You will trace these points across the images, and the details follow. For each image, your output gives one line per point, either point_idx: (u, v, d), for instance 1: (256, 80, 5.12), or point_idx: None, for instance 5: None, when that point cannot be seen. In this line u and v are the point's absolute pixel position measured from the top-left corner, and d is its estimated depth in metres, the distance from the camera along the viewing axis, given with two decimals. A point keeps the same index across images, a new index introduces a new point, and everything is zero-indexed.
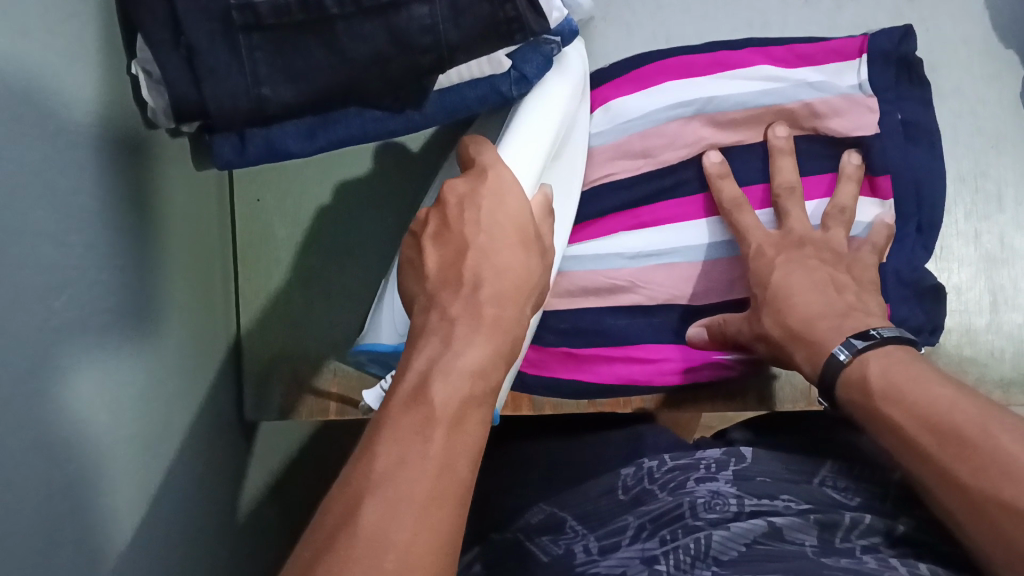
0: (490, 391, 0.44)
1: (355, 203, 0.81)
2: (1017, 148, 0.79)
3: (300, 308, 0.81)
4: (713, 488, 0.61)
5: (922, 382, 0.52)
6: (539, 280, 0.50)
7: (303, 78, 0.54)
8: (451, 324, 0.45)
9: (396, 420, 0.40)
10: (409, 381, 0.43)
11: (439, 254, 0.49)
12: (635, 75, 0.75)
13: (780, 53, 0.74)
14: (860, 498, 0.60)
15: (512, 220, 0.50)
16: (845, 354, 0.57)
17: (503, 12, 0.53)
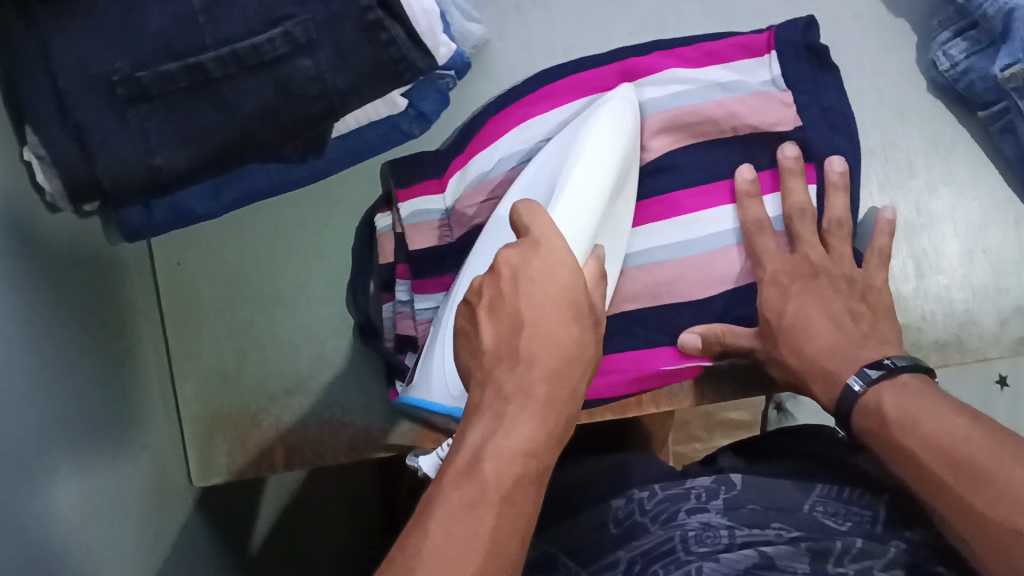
0: (542, 471, 0.43)
1: (266, 241, 0.74)
2: (920, 115, 0.72)
3: (231, 360, 0.74)
4: (704, 521, 0.62)
5: (937, 414, 0.53)
6: (593, 355, 0.47)
7: (198, 141, 0.53)
8: (502, 402, 0.44)
9: (446, 501, 0.40)
10: (461, 460, 0.42)
11: (494, 327, 0.47)
12: (549, 90, 0.72)
13: (690, 53, 0.73)
14: (852, 523, 0.60)
15: (564, 295, 0.46)
16: (859, 386, 0.58)
17: (388, 54, 0.53)
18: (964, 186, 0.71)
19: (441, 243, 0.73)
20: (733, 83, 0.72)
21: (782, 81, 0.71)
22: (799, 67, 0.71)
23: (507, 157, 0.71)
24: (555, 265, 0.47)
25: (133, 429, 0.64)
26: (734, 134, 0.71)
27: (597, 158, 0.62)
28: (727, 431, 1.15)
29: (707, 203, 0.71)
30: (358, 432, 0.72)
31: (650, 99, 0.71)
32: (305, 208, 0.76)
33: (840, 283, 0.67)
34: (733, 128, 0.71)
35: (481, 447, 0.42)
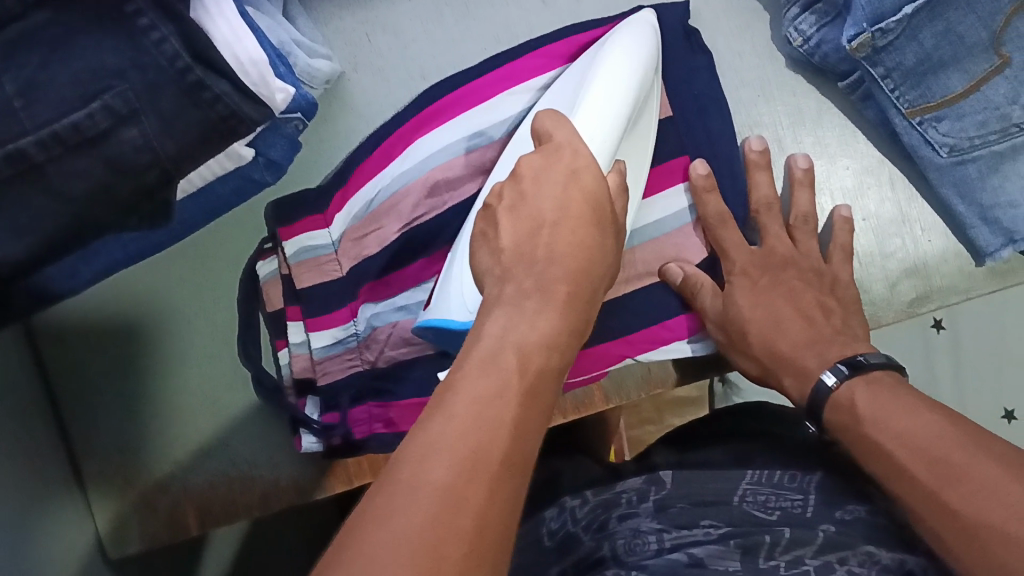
0: (561, 369, 0.42)
1: (154, 315, 0.73)
2: (782, 90, 0.72)
3: (133, 433, 0.72)
4: (635, 527, 0.59)
5: (912, 411, 0.52)
6: (610, 261, 0.48)
7: (32, 229, 0.51)
8: (519, 300, 0.43)
9: (469, 383, 0.38)
10: (479, 350, 0.40)
11: (514, 226, 0.46)
12: (427, 114, 0.69)
13: (557, 50, 0.70)
14: (782, 509, 0.58)
15: (589, 194, 0.47)
16: (833, 380, 0.57)
17: (216, 113, 0.51)
18: (835, 154, 0.71)
19: (330, 279, 0.71)
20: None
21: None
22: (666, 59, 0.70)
23: (389, 184, 0.68)
24: (578, 165, 0.47)
25: (45, 518, 0.63)
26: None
27: (619, 59, 0.61)
28: (678, 409, 1.12)
29: None
30: (268, 485, 0.72)
31: (527, 107, 0.68)
32: (186, 267, 0.74)
33: (808, 274, 0.66)
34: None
35: (500, 338, 0.40)
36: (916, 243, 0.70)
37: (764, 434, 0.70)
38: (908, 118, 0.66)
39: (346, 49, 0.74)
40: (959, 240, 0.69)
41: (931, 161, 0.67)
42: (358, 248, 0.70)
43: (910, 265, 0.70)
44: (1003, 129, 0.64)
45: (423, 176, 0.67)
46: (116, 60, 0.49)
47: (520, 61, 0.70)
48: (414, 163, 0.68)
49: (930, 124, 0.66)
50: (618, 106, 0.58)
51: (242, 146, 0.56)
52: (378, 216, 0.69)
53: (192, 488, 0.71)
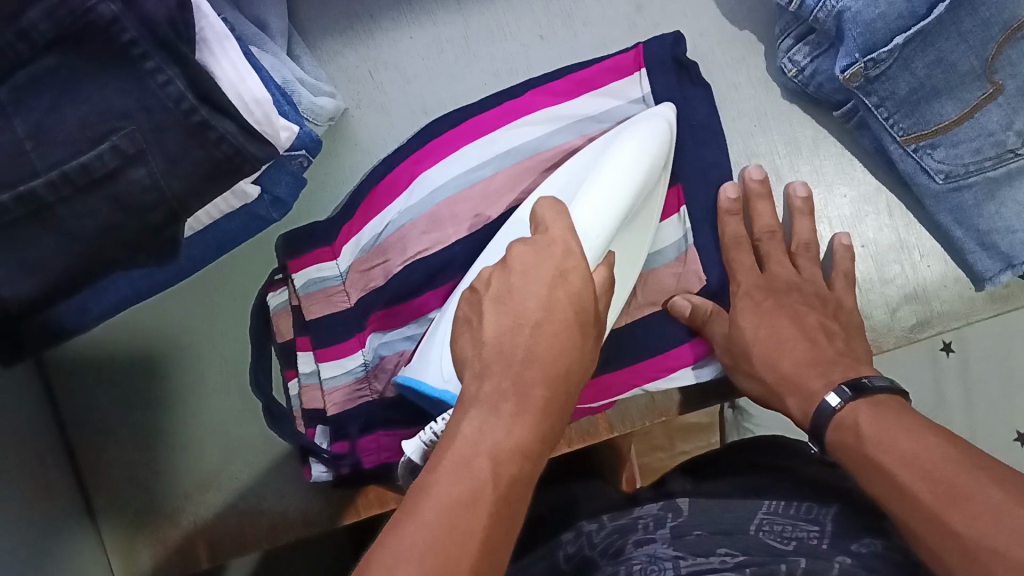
0: (532, 471, 0.43)
1: (167, 348, 0.75)
2: (778, 120, 0.73)
3: (144, 467, 0.73)
4: (651, 554, 0.58)
5: (916, 434, 0.52)
6: (590, 363, 0.49)
7: (43, 267, 0.52)
8: (495, 403, 0.44)
9: (437, 491, 0.40)
10: (454, 454, 0.42)
11: (496, 320, 0.48)
12: (433, 147, 0.70)
13: (561, 85, 0.72)
14: (798, 539, 0.57)
15: (575, 301, 0.48)
16: (838, 401, 0.57)
17: (221, 152, 0.53)
18: (833, 183, 0.72)
19: (338, 309, 0.72)
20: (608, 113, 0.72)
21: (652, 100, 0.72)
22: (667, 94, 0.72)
23: (397, 218, 0.70)
24: (565, 265, 0.49)
25: (59, 552, 0.64)
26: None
27: (629, 148, 0.63)
28: (688, 436, 1.12)
29: None
30: (276, 518, 0.72)
31: (525, 142, 0.70)
32: (195, 301, 0.75)
33: (813, 299, 0.67)
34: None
35: (473, 443, 0.42)
36: (914, 268, 0.71)
37: (779, 469, 0.70)
38: (903, 145, 0.67)
39: (348, 87, 0.75)
40: (958, 265, 0.70)
41: (927, 188, 0.67)
42: (365, 280, 0.72)
43: (909, 290, 0.70)
44: (997, 155, 0.65)
45: (430, 208, 0.69)
46: (122, 102, 0.50)
47: (525, 96, 0.72)
48: (420, 198, 0.69)
49: (926, 151, 0.67)
50: (616, 201, 0.60)
51: (248, 183, 0.58)
52: (384, 249, 0.70)
53: (203, 521, 0.72)
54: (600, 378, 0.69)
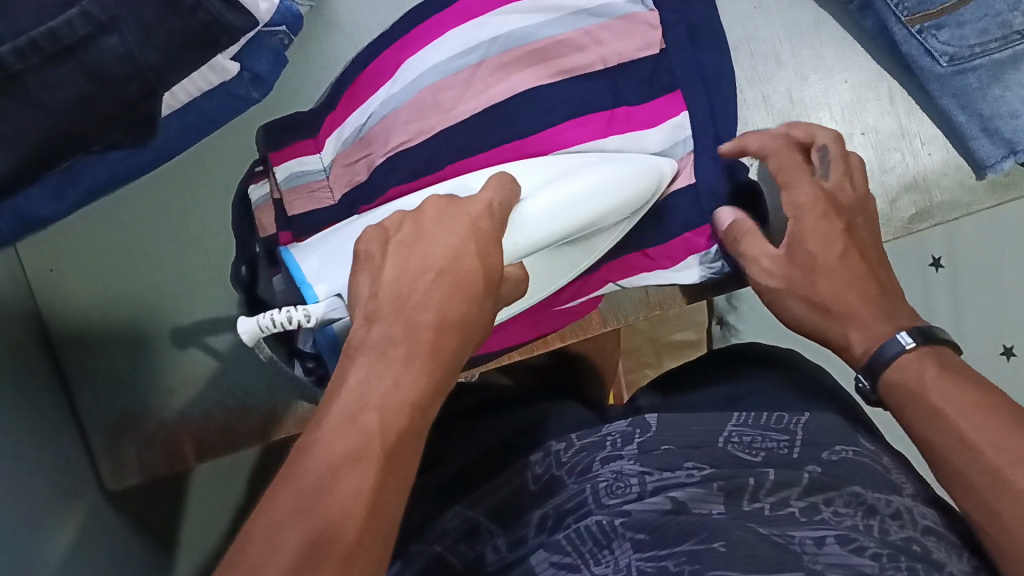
0: (424, 426, 0.45)
1: (150, 243, 0.72)
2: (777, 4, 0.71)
3: (128, 364, 0.71)
4: (618, 469, 0.57)
5: (981, 390, 0.51)
6: (484, 326, 0.50)
7: (14, 142, 0.49)
8: (383, 352, 0.45)
9: (329, 446, 0.41)
10: (341, 405, 0.43)
11: (397, 265, 0.49)
12: (419, 32, 0.66)
13: None
14: (767, 451, 0.58)
15: (441, 255, 0.49)
16: (908, 342, 0.55)
17: (199, 20, 0.50)
18: (834, 69, 0.70)
19: (322, 206, 0.68)
20: (602, 6, 0.68)
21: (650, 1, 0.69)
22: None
23: (381, 106, 0.66)
24: (475, 216, 0.51)
25: (39, 453, 0.62)
26: (603, 65, 0.67)
27: (609, 184, 0.58)
28: (677, 353, 1.08)
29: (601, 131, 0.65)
30: (265, 415, 0.71)
31: (512, 31, 0.66)
32: (173, 196, 0.73)
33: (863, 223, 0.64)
34: (600, 57, 0.67)
35: (363, 395, 0.43)
36: (915, 157, 0.69)
37: (753, 378, 0.70)
38: (907, 26, 0.65)
39: None
40: (959, 153, 0.69)
41: (931, 72, 0.66)
42: (350, 175, 0.67)
43: (909, 179, 0.69)
44: (1003, 37, 0.63)
45: (414, 95, 0.65)
46: None
47: None
48: (405, 83, 0.65)
49: (931, 32, 0.65)
50: (569, 213, 0.56)
51: (226, 59, 0.55)
52: (367, 141, 0.66)
53: (188, 417, 0.71)
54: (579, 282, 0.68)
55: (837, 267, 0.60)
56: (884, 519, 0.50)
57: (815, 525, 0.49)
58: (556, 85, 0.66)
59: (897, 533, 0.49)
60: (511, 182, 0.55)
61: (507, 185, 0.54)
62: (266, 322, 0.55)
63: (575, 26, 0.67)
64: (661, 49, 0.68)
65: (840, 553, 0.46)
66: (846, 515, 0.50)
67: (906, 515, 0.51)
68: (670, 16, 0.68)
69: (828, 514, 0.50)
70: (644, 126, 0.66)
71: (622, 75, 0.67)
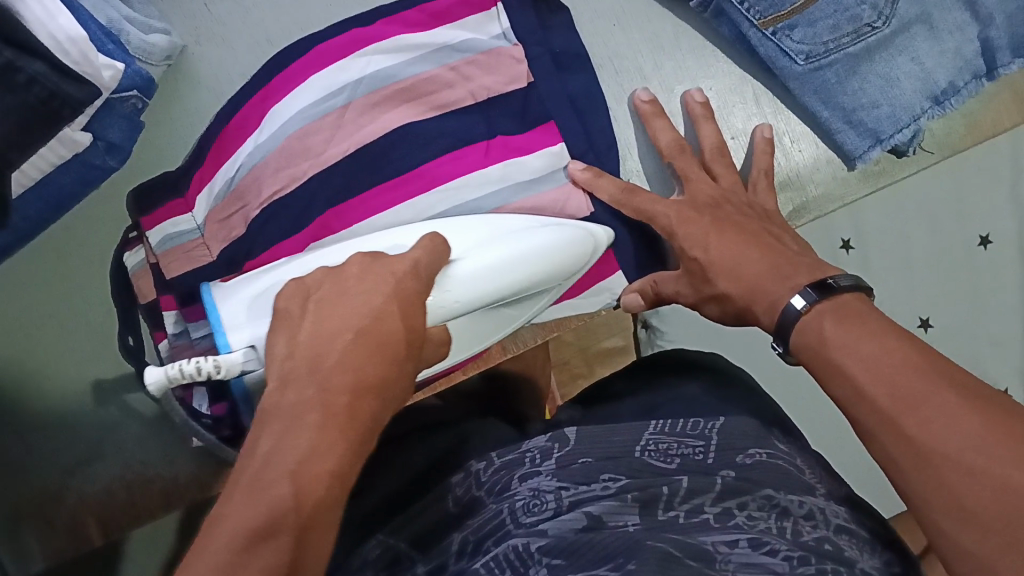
0: (343, 492, 0.40)
1: (25, 321, 0.68)
2: (637, 18, 0.71)
3: (20, 449, 0.69)
4: (534, 487, 0.55)
5: (878, 334, 0.47)
6: (404, 384, 0.47)
7: None
8: (297, 415, 0.40)
9: (237, 520, 0.36)
10: (245, 473, 0.39)
11: (313, 320, 0.46)
12: (280, 81, 0.65)
13: (412, 16, 0.67)
14: (682, 456, 0.57)
15: (355, 315, 0.45)
16: (802, 305, 0.51)
17: (35, 96, 0.49)
18: (697, 76, 0.71)
19: (199, 265, 0.67)
20: (466, 42, 0.67)
21: (513, 34, 0.68)
22: (527, 15, 0.68)
23: (249, 157, 0.64)
24: (400, 274, 0.49)
25: None
26: (472, 100, 0.67)
27: (546, 251, 0.61)
28: (608, 362, 0.99)
29: (477, 164, 0.66)
30: (166, 484, 0.72)
31: (377, 71, 0.65)
32: (53, 272, 0.69)
33: (745, 208, 0.63)
34: (469, 92, 0.67)
35: (273, 460, 0.39)
36: (788, 154, 0.71)
37: (667, 386, 0.70)
38: (760, 28, 0.65)
39: (185, 20, 0.68)
40: (828, 147, 0.71)
41: (790, 71, 0.66)
42: (226, 230, 0.67)
43: (785, 177, 0.71)
44: (855, 31, 0.65)
45: (281, 144, 0.64)
46: None
47: (376, 26, 0.66)
48: (270, 133, 0.64)
49: (784, 32, 0.65)
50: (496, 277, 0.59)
51: (76, 131, 0.54)
52: (240, 194, 0.65)
53: (88, 496, 0.70)
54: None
55: (722, 260, 0.58)
56: (796, 520, 0.51)
57: (729, 529, 0.49)
58: (427, 123, 0.66)
59: (811, 533, 0.49)
60: (443, 243, 0.55)
61: (439, 251, 0.54)
62: (177, 373, 0.51)
63: (440, 63, 0.66)
64: (529, 83, 0.68)
65: (749, 554, 0.45)
66: (759, 518, 0.50)
67: (818, 515, 0.52)
68: (533, 45, 0.68)
69: (742, 519, 0.50)
70: (521, 155, 0.67)
71: (492, 105, 0.67)
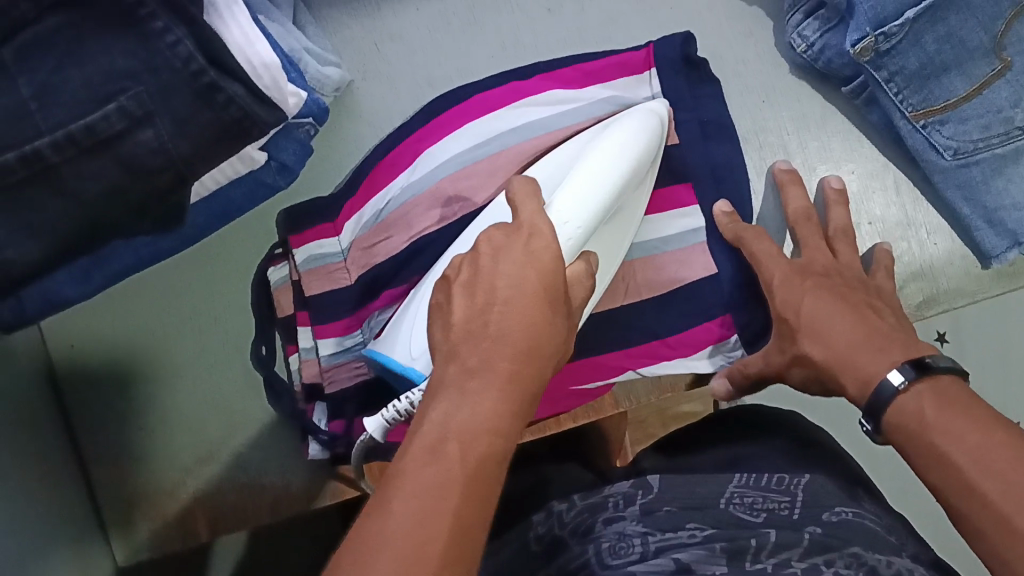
0: (507, 456, 0.40)
1: (169, 321, 0.74)
2: (789, 97, 0.74)
3: (143, 440, 0.72)
4: (620, 530, 0.55)
5: (987, 424, 0.46)
6: (566, 335, 0.46)
7: (44, 231, 0.50)
8: (467, 380, 0.41)
9: (409, 481, 0.37)
10: (423, 440, 0.39)
11: (467, 295, 0.44)
12: (440, 123, 0.68)
13: (568, 74, 0.71)
14: (768, 512, 0.55)
15: (517, 267, 0.45)
16: (899, 380, 0.51)
17: (230, 114, 0.50)
18: (840, 159, 0.73)
19: (339, 286, 0.70)
20: (617, 100, 0.69)
21: (661, 100, 0.70)
22: (677, 80, 0.71)
23: (399, 193, 0.67)
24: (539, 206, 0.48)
25: (53, 516, 0.61)
26: None
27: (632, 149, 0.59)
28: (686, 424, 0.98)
29: None
30: (278, 492, 0.72)
31: (532, 121, 0.67)
32: (197, 274, 0.74)
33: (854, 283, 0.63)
34: None
35: (442, 429, 0.39)
36: (921, 246, 0.72)
37: (750, 440, 0.69)
38: (911, 120, 0.68)
39: (358, 58, 0.74)
40: (964, 244, 0.71)
41: (936, 164, 0.68)
42: (366, 258, 0.69)
43: (915, 268, 0.71)
44: (1005, 133, 0.66)
45: (433, 184, 0.66)
46: (129, 64, 0.48)
47: (532, 81, 0.70)
48: (422, 173, 0.67)
49: (935, 127, 0.67)
50: (602, 186, 0.56)
51: (255, 149, 0.57)
52: (387, 226, 0.68)
53: (201, 493, 0.72)
54: (594, 360, 0.68)
55: (822, 324, 0.58)
56: None
57: None
58: None
59: None
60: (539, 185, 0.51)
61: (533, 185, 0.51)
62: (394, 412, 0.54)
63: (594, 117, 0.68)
64: (674, 145, 0.69)
65: None
66: None
67: None
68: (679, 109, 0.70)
69: None
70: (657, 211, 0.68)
71: None
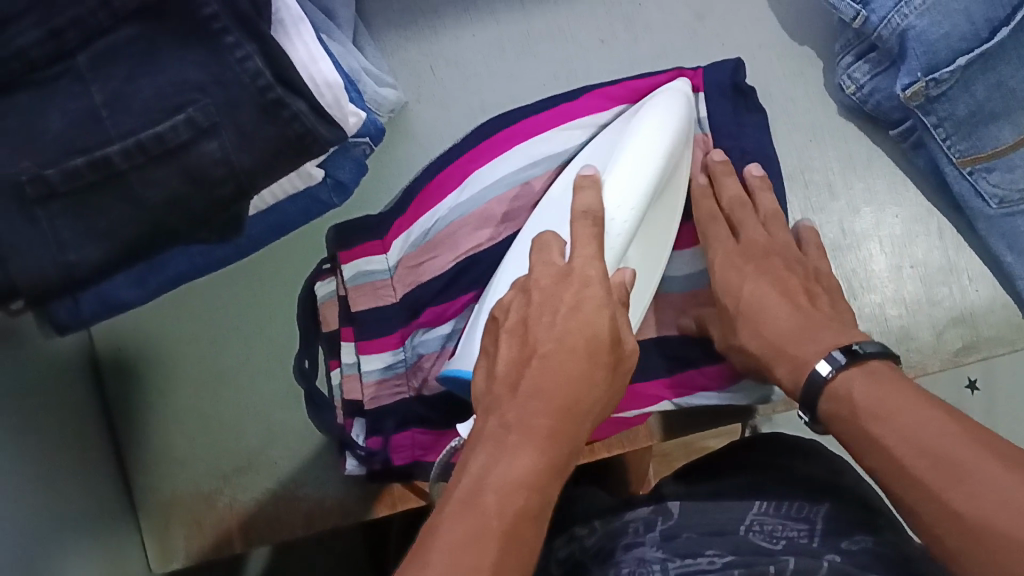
0: (545, 504, 0.42)
1: (217, 334, 0.76)
2: (836, 140, 0.75)
3: (184, 445, 0.73)
4: (640, 556, 0.56)
5: (916, 404, 0.47)
6: (603, 397, 0.48)
7: (112, 235, 0.50)
8: (501, 437, 0.44)
9: (448, 525, 0.39)
10: (461, 490, 0.42)
11: (511, 348, 0.49)
12: (492, 143, 0.70)
13: (618, 92, 0.69)
14: (787, 539, 0.55)
15: (571, 332, 0.48)
16: (827, 370, 0.52)
17: (293, 130, 0.51)
18: (884, 202, 0.74)
19: (384, 303, 0.71)
20: None
21: (707, 123, 0.71)
22: (724, 106, 0.71)
23: (448, 213, 0.69)
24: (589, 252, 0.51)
25: (92, 517, 0.62)
26: None
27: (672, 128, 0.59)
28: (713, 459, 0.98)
29: None
30: (313, 505, 0.71)
31: (579, 145, 0.68)
32: (245, 289, 0.77)
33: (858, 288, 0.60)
34: None
35: (485, 475, 0.42)
36: (963, 292, 0.72)
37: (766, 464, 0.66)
38: (958, 167, 0.69)
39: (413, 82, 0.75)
40: (1003, 288, 0.72)
41: (982, 212, 0.70)
42: (413, 275, 0.70)
43: (957, 313, 0.71)
44: None
45: (481, 206, 0.68)
46: (199, 75, 0.49)
47: (577, 101, 0.70)
48: (471, 194, 0.68)
49: (981, 174, 0.69)
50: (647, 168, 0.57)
51: (313, 166, 0.58)
52: (434, 245, 0.69)
53: (238, 503, 0.71)
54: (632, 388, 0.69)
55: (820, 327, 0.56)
56: None
57: None
58: None
59: None
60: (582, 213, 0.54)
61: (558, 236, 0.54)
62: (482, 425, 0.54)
63: None
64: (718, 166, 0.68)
65: None
66: None
67: None
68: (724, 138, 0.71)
69: None
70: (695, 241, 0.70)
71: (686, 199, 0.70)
